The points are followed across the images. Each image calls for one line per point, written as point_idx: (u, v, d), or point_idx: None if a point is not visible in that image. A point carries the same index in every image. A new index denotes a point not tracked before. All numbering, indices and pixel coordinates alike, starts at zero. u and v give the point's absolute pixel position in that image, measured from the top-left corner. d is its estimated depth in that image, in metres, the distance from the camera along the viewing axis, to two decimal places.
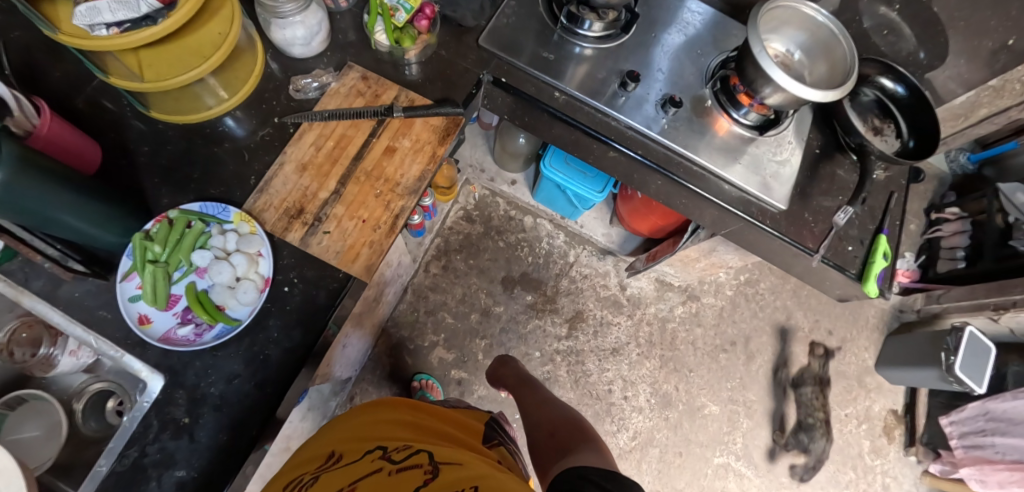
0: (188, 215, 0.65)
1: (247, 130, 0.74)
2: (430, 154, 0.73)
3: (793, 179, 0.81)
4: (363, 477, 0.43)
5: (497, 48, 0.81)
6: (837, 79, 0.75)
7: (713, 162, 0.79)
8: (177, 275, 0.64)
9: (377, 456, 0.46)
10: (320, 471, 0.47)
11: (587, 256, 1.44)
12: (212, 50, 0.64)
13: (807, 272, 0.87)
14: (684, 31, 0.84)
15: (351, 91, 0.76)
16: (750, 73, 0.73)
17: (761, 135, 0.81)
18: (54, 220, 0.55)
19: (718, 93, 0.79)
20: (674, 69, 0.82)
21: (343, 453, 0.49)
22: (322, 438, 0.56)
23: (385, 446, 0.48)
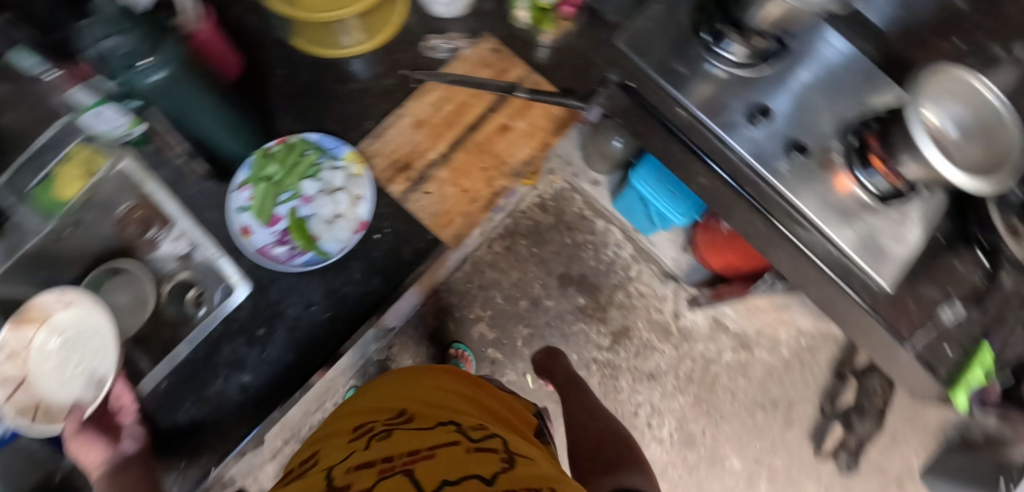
0: (307, 144, 0.68)
1: (374, 75, 0.76)
2: (542, 141, 0.73)
3: (909, 263, 0.70)
4: (407, 429, 0.40)
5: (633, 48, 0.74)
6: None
7: (824, 223, 0.70)
8: (283, 197, 0.67)
9: (423, 416, 0.44)
10: (364, 419, 0.46)
11: (649, 275, 1.39)
12: None
13: (893, 359, 0.78)
14: (865, 69, 0.71)
15: (480, 61, 0.75)
16: (894, 138, 0.61)
17: (885, 207, 0.70)
18: (191, 116, 0.60)
19: (851, 154, 0.68)
20: (804, 109, 0.71)
21: (387, 408, 0.47)
22: (370, 390, 0.54)
23: (432, 411, 0.46)
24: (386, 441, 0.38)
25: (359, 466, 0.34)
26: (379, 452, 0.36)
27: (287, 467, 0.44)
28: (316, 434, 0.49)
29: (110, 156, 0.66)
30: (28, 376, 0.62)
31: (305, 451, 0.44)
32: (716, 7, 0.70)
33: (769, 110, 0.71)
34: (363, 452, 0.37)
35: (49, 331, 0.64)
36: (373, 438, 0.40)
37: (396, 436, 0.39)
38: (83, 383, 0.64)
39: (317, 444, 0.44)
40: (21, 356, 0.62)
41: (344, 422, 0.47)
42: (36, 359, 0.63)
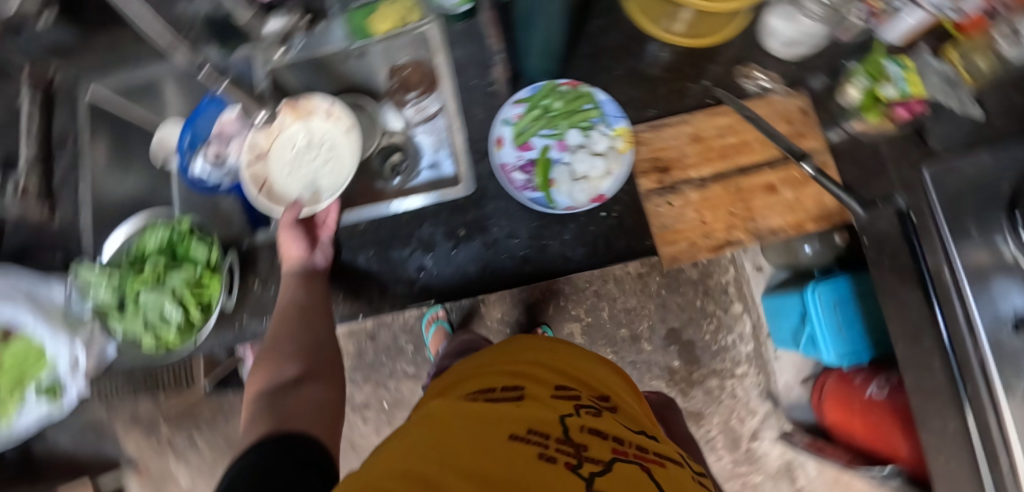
0: (592, 98, 0.68)
1: (678, 69, 0.72)
2: (798, 221, 0.69)
3: None
4: (610, 415, 0.49)
5: (940, 191, 0.70)
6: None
7: None
8: (544, 132, 0.68)
9: (616, 406, 0.52)
10: (562, 376, 0.54)
11: (753, 384, 1.31)
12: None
13: None
14: None
15: (783, 114, 0.72)
16: None
17: None
18: (534, 22, 0.60)
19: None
20: None
21: (581, 377, 0.55)
22: (556, 342, 0.61)
23: (619, 401, 0.54)
24: (602, 419, 0.46)
25: (588, 431, 0.44)
26: (602, 429, 0.44)
27: (490, 376, 0.53)
28: (506, 357, 0.57)
29: (424, 15, 0.69)
30: (273, 151, 0.69)
31: (510, 373, 0.53)
32: None
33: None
34: (585, 417, 0.46)
35: (304, 126, 0.70)
36: (584, 407, 0.48)
37: (606, 419, 0.47)
38: (305, 186, 0.69)
39: (520, 374, 0.53)
40: (280, 132, 0.70)
41: (540, 368, 0.54)
42: (286, 142, 0.70)
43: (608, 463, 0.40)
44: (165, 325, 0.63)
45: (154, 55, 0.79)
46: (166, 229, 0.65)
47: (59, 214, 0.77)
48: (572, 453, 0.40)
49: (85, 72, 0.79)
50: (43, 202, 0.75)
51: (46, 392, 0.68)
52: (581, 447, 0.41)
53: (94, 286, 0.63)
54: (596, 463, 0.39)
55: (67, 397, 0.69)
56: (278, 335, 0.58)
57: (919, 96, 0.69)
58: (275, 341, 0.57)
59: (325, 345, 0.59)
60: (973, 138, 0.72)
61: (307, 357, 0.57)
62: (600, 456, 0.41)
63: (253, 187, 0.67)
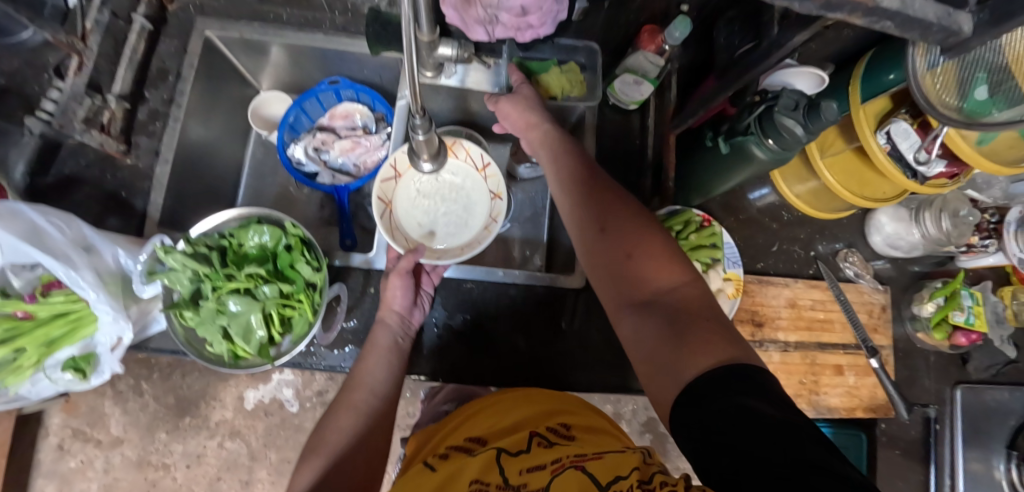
0: (719, 237, 0.70)
1: (790, 228, 0.77)
2: (852, 407, 0.74)
3: None
4: (572, 443, 0.45)
5: (965, 407, 0.80)
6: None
7: None
8: None
9: (580, 428, 0.49)
10: (522, 415, 0.51)
11: None
12: (869, 197, 0.67)
13: None
14: None
15: (866, 305, 0.76)
16: None
17: None
18: (706, 166, 0.61)
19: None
20: None
21: (544, 411, 0.52)
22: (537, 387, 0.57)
23: (587, 422, 0.50)
24: (550, 448, 0.44)
25: (528, 470, 0.41)
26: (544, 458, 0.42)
27: (460, 433, 0.52)
28: (475, 411, 0.55)
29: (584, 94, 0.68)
30: (407, 176, 0.68)
31: (479, 427, 0.51)
32: None
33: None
34: (532, 453, 0.44)
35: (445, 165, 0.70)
36: (535, 436, 0.46)
37: (558, 447, 0.44)
38: (423, 225, 0.68)
39: (489, 427, 0.51)
40: None
41: (505, 414, 0.52)
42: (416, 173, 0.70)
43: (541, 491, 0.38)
44: (245, 340, 0.56)
45: (296, 22, 0.73)
46: (274, 232, 0.59)
47: (134, 159, 0.68)
48: None
49: (211, 9, 0.73)
50: (120, 139, 0.67)
51: (75, 365, 0.58)
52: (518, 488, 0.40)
53: (176, 269, 0.56)
54: None
55: (97, 375, 0.60)
56: (335, 428, 0.52)
57: (979, 329, 0.77)
58: (325, 436, 0.52)
59: (378, 445, 0.52)
60: (998, 372, 0.82)
61: (359, 454, 0.51)
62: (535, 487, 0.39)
63: (378, 207, 0.65)
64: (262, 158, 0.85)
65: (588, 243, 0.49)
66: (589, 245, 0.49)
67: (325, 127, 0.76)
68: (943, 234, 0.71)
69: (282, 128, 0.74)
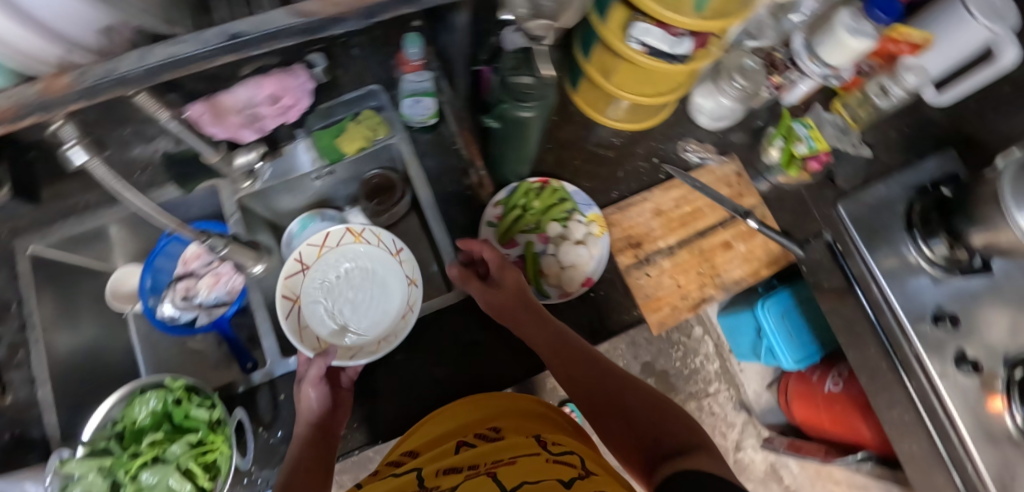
0: (563, 192, 0.74)
1: (628, 149, 0.82)
2: (755, 270, 0.78)
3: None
4: (495, 445, 0.52)
5: (854, 218, 0.85)
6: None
7: None
8: (526, 229, 0.73)
9: (508, 430, 0.57)
10: (460, 422, 0.61)
11: (725, 399, 1.41)
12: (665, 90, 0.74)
13: None
14: None
15: (722, 178, 0.82)
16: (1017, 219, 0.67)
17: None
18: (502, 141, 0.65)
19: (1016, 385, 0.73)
20: None
21: (483, 418, 0.61)
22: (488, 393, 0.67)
23: (516, 426, 0.58)
24: (473, 456, 0.51)
25: (448, 474, 0.48)
26: (464, 465, 0.49)
27: (405, 442, 0.61)
28: (421, 424, 0.64)
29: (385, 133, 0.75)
30: (314, 268, 0.74)
31: (423, 436, 0.61)
32: (959, 198, 0.77)
33: (956, 318, 0.78)
34: (459, 458, 0.51)
35: (353, 258, 0.75)
36: (463, 444, 0.55)
37: (484, 452, 0.51)
38: (338, 320, 0.73)
39: (431, 437, 0.60)
40: (328, 253, 0.74)
41: (445, 421, 0.62)
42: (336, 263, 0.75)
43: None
44: None
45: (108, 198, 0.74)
46: (158, 394, 0.60)
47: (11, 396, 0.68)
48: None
49: (18, 225, 0.73)
50: None
51: None
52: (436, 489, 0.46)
53: (81, 474, 0.56)
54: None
55: None
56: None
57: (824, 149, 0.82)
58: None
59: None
60: (867, 173, 0.89)
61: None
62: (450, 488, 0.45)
63: (285, 305, 0.70)
64: (148, 330, 0.85)
65: (600, 387, 0.58)
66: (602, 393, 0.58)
67: (182, 274, 0.77)
68: (743, 91, 0.78)
69: (143, 295, 0.76)
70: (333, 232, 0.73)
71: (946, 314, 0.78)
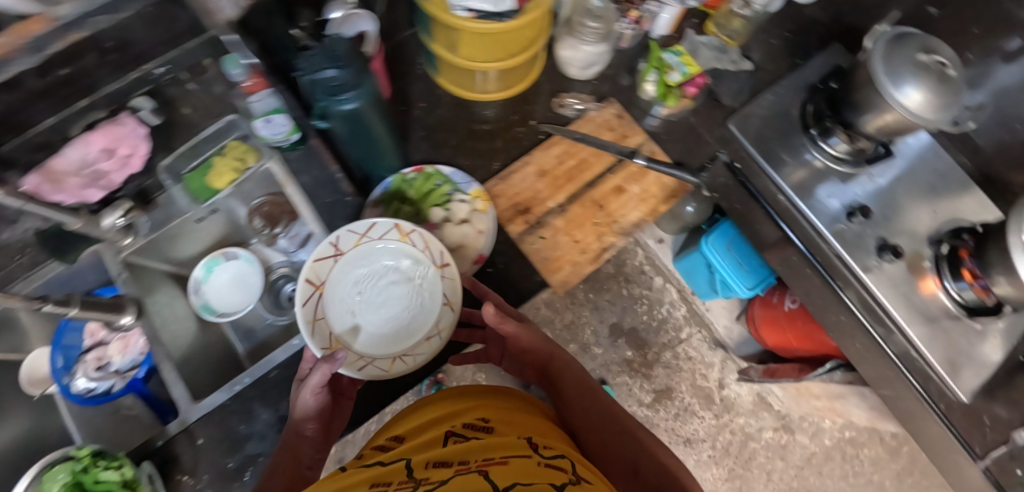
0: (439, 175, 0.74)
1: (503, 119, 0.81)
2: (653, 207, 0.77)
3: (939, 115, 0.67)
4: (483, 441, 0.49)
5: (747, 133, 0.85)
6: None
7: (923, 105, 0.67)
8: (409, 221, 0.73)
9: (501, 426, 0.54)
10: (455, 415, 0.58)
11: (699, 341, 1.41)
12: (517, 52, 0.74)
13: (951, 463, 0.84)
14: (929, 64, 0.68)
15: (604, 124, 0.81)
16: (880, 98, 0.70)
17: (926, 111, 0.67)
18: (356, 138, 0.65)
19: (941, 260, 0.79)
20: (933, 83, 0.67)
21: (478, 410, 0.58)
22: (490, 388, 0.66)
23: (507, 424, 0.55)
24: (462, 448, 0.47)
25: (435, 465, 0.45)
26: (455, 457, 0.46)
27: (401, 430, 0.60)
28: (418, 416, 0.62)
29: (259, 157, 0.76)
30: (347, 256, 0.69)
31: (417, 426, 0.59)
32: (831, 102, 0.82)
33: (868, 209, 0.82)
34: (447, 449, 0.48)
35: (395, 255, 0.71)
36: (454, 436, 0.51)
37: (475, 443, 0.48)
38: (354, 318, 0.69)
39: (425, 427, 0.58)
40: (363, 245, 0.70)
41: (445, 412, 0.59)
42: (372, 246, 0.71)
43: (441, 480, 0.41)
44: None
45: None
46: (66, 466, 0.60)
47: None
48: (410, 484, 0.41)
49: None
50: None
51: None
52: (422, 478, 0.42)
53: None
54: (430, 482, 0.41)
55: None
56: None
57: (698, 72, 0.83)
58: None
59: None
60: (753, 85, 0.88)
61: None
62: (436, 477, 0.41)
63: (308, 290, 0.65)
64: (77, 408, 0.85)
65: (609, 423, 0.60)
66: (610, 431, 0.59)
67: (91, 345, 0.79)
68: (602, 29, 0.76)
69: (55, 375, 0.75)
70: (380, 223, 0.69)
71: (857, 206, 0.82)
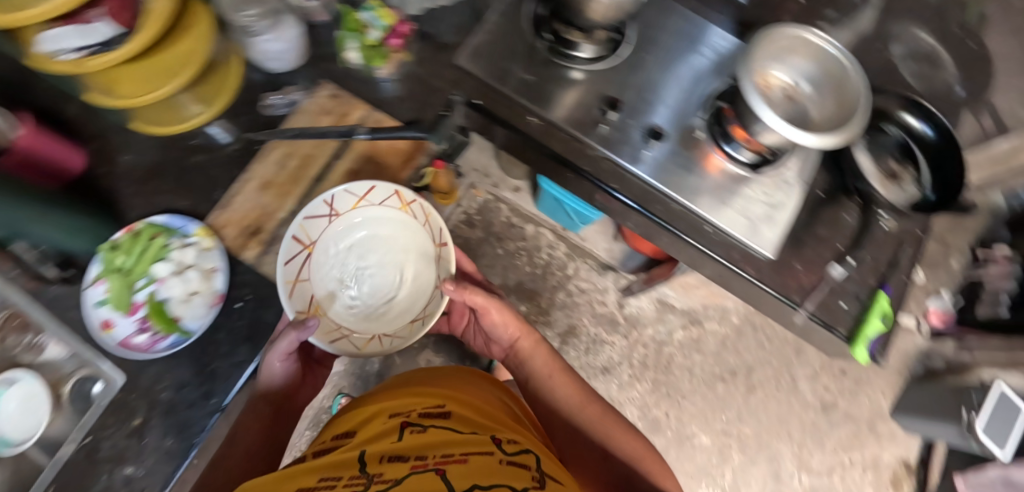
0: (153, 227, 0.77)
1: None
2: None
3: None
4: (444, 425, 0.54)
5: (478, 58, 0.78)
6: (843, 117, 0.71)
7: None
8: (145, 283, 0.76)
9: (462, 414, 0.59)
10: (417, 405, 0.61)
11: (587, 270, 1.40)
12: (178, 67, 0.68)
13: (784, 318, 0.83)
14: None
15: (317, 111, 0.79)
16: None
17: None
18: (22, 231, 0.67)
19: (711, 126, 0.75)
20: None
21: (443, 398, 0.63)
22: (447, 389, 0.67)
23: (463, 414, 0.59)
24: (427, 432, 0.52)
25: (390, 460, 0.47)
26: (417, 451, 0.48)
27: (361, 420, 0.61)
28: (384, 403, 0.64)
29: None
30: (345, 215, 0.84)
31: (377, 416, 0.60)
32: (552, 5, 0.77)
33: (619, 100, 0.78)
34: (405, 441, 0.50)
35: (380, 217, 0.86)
36: (412, 427, 0.54)
37: (434, 431, 0.52)
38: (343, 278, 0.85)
39: (384, 415, 0.59)
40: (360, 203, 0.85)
41: (409, 405, 0.61)
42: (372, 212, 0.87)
43: (400, 476, 0.42)
44: None
45: None
46: None
47: None
48: (365, 480, 0.43)
49: None
50: None
51: None
52: (377, 474, 0.44)
53: None
54: (384, 481, 0.42)
55: None
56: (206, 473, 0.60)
57: (396, 21, 0.80)
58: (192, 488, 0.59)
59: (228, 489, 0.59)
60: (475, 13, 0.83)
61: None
62: (392, 475, 0.43)
63: (297, 247, 0.80)
64: None
65: (576, 400, 0.75)
66: (570, 409, 0.74)
67: None
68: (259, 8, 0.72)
69: None
70: (380, 189, 0.84)
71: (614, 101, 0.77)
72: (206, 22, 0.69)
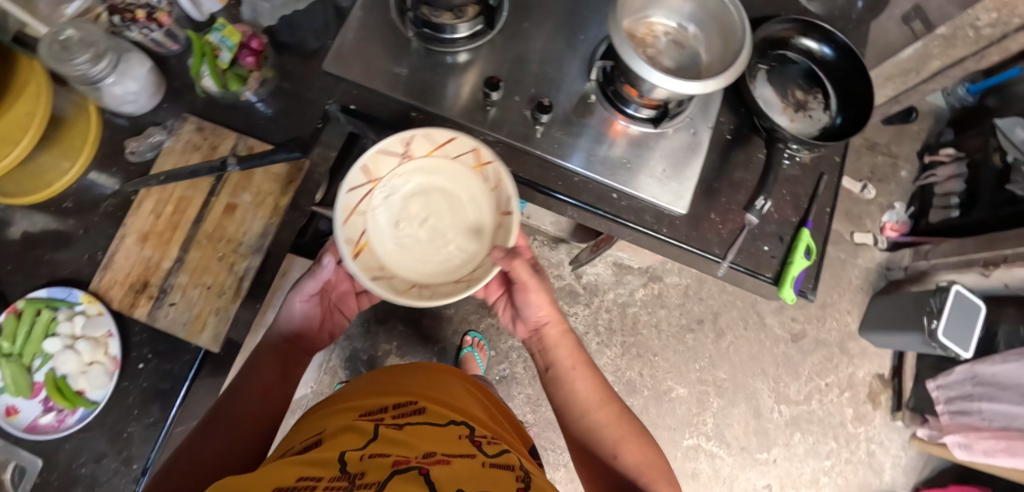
0: (36, 303, 0.70)
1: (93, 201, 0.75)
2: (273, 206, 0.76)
3: None
4: (416, 419, 0.47)
5: (343, 56, 0.73)
6: (732, 54, 0.67)
7: None
8: (43, 362, 0.70)
9: (439, 407, 0.52)
10: (386, 397, 0.53)
11: (539, 246, 1.37)
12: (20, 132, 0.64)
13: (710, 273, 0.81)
14: None
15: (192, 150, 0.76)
16: None
17: None
18: None
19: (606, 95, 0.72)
20: None
21: (411, 391, 0.54)
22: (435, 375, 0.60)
23: (433, 405, 0.52)
24: (403, 427, 0.45)
25: (370, 455, 0.39)
26: (403, 447, 0.41)
27: (317, 421, 0.51)
28: (351, 397, 0.55)
29: None
30: None
31: (337, 414, 0.50)
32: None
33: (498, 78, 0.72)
34: (381, 439, 0.42)
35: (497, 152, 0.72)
36: (383, 424, 0.46)
37: (411, 427, 0.45)
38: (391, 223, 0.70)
39: (354, 407, 0.51)
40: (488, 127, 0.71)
41: (377, 398, 0.53)
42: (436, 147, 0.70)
43: (386, 477, 0.36)
44: None
45: None
46: None
47: None
48: (344, 481, 0.35)
49: None
50: None
51: None
52: (359, 473, 0.36)
53: None
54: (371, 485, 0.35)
55: None
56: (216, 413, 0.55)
57: (246, 37, 0.77)
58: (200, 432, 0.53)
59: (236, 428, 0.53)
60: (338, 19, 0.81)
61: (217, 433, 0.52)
62: (375, 476, 0.36)
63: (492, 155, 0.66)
64: None
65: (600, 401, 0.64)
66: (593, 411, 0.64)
67: None
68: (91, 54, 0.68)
69: None
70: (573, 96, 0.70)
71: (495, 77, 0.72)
72: (44, 87, 0.66)
